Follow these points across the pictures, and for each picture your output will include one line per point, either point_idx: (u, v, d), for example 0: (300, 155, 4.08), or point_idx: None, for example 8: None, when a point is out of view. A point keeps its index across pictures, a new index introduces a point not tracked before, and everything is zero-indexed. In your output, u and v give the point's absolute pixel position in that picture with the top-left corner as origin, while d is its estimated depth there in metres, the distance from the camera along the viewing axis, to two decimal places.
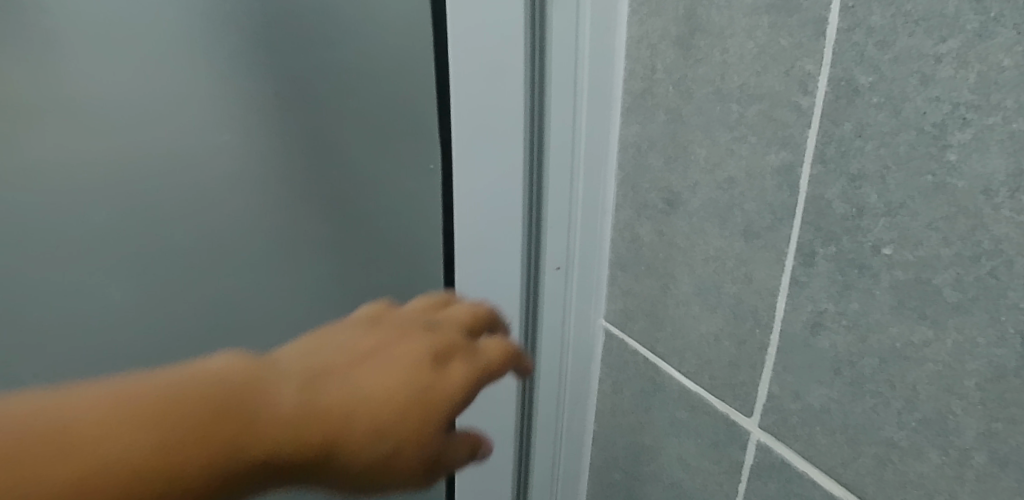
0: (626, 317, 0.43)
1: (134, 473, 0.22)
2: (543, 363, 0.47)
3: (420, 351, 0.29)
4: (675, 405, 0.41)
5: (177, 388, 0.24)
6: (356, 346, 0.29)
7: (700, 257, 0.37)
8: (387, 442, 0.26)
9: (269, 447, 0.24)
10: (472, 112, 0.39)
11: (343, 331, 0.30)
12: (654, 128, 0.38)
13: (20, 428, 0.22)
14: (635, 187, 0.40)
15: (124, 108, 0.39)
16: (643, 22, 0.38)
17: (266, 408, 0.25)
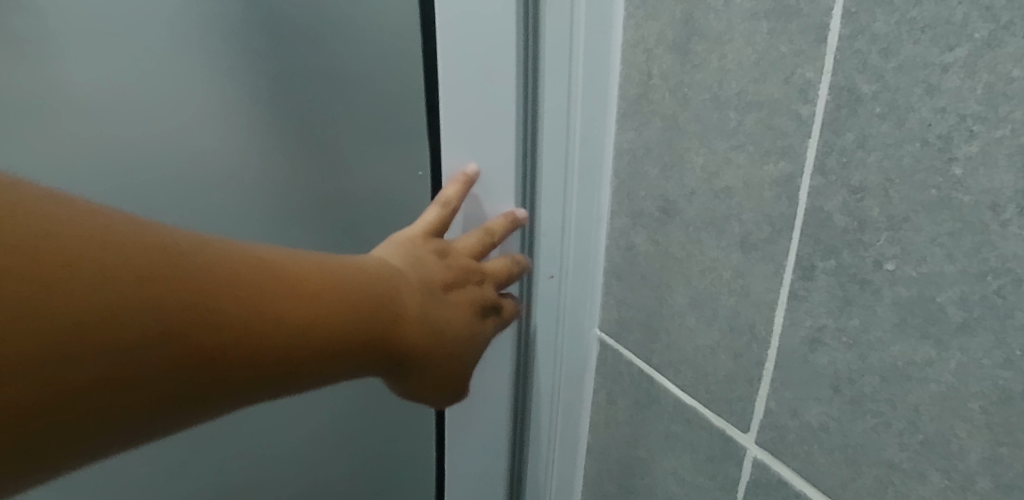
0: (621, 327, 0.42)
1: (288, 344, 0.26)
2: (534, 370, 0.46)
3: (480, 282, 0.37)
4: (670, 418, 0.40)
5: (328, 280, 0.28)
6: (440, 269, 0.35)
7: (697, 267, 0.36)
8: (430, 350, 0.34)
9: (376, 336, 0.30)
10: (466, 115, 0.38)
11: (423, 251, 0.35)
12: (650, 135, 0.37)
13: (211, 276, 0.24)
14: (631, 194, 0.39)
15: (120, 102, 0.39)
16: (639, 26, 0.36)
17: (387, 315, 0.30)
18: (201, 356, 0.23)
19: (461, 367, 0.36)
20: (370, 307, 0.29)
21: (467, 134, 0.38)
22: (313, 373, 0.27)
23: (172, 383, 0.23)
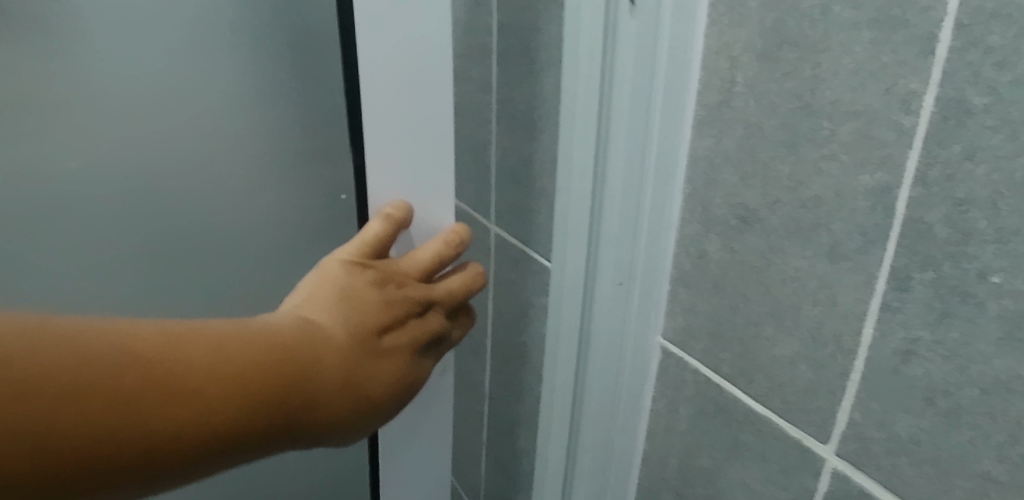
0: (687, 336, 0.42)
1: (194, 413, 0.31)
2: (592, 367, 0.46)
3: (417, 319, 0.44)
4: (740, 427, 0.40)
5: (238, 347, 0.34)
6: (374, 303, 0.41)
7: (777, 276, 0.36)
8: (347, 392, 0.38)
9: (283, 396, 0.35)
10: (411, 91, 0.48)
11: (356, 285, 0.42)
12: (730, 142, 0.37)
13: (108, 361, 0.30)
14: (705, 201, 0.39)
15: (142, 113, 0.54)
16: (723, 33, 0.36)
17: (303, 370, 0.36)
18: (123, 429, 0.30)
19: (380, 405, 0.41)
20: (286, 383, 0.35)
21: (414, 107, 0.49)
22: (219, 439, 0.32)
23: (95, 463, 0.29)
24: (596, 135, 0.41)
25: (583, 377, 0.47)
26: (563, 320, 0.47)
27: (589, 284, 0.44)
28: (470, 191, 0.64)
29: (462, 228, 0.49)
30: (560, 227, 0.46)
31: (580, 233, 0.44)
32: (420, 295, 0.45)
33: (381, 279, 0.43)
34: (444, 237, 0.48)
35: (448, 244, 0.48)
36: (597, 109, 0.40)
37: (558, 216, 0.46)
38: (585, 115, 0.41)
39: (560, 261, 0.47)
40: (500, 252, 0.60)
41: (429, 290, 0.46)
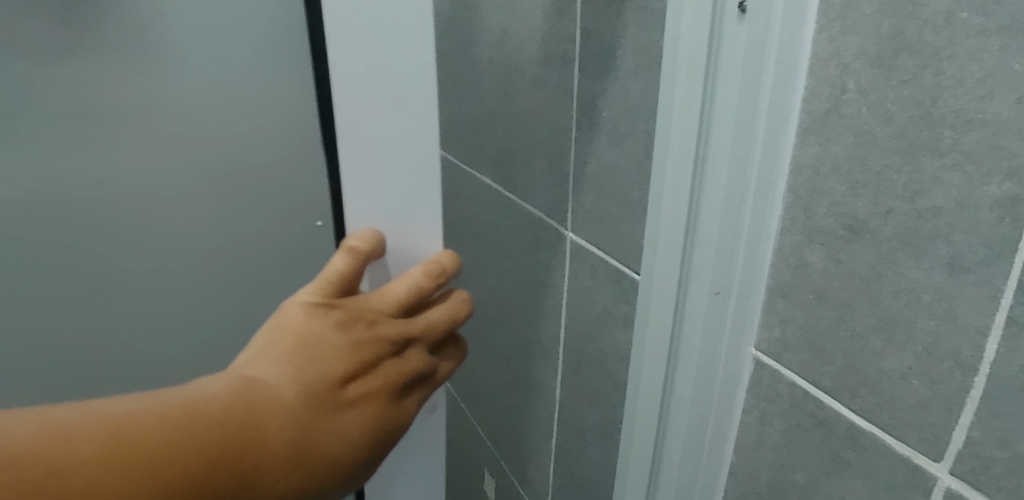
0: (784, 347, 0.41)
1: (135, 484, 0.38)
2: (683, 376, 0.46)
3: (392, 358, 0.49)
4: (840, 443, 0.39)
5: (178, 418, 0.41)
6: (331, 350, 0.46)
7: (888, 288, 0.35)
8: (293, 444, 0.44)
9: (222, 459, 0.41)
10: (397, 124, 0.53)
11: (319, 329, 0.46)
12: (838, 150, 0.36)
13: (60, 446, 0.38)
14: (809, 210, 0.38)
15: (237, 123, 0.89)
16: (834, 39, 0.35)
17: (243, 429, 0.42)
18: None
19: (339, 447, 0.46)
20: (230, 445, 0.42)
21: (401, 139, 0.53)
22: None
23: None
24: (694, 143, 0.41)
25: (672, 385, 0.47)
26: (652, 326, 0.47)
27: (681, 292, 0.44)
28: (546, 198, 0.64)
29: (445, 259, 0.52)
30: (652, 234, 0.46)
31: (673, 240, 0.44)
32: (394, 334, 0.48)
33: (349, 321, 0.47)
34: (424, 267, 0.51)
35: (426, 275, 0.51)
36: (696, 117, 0.40)
37: (653, 222, 0.46)
38: (682, 123, 0.41)
39: (651, 266, 0.47)
40: (578, 258, 0.60)
41: (405, 326, 0.49)
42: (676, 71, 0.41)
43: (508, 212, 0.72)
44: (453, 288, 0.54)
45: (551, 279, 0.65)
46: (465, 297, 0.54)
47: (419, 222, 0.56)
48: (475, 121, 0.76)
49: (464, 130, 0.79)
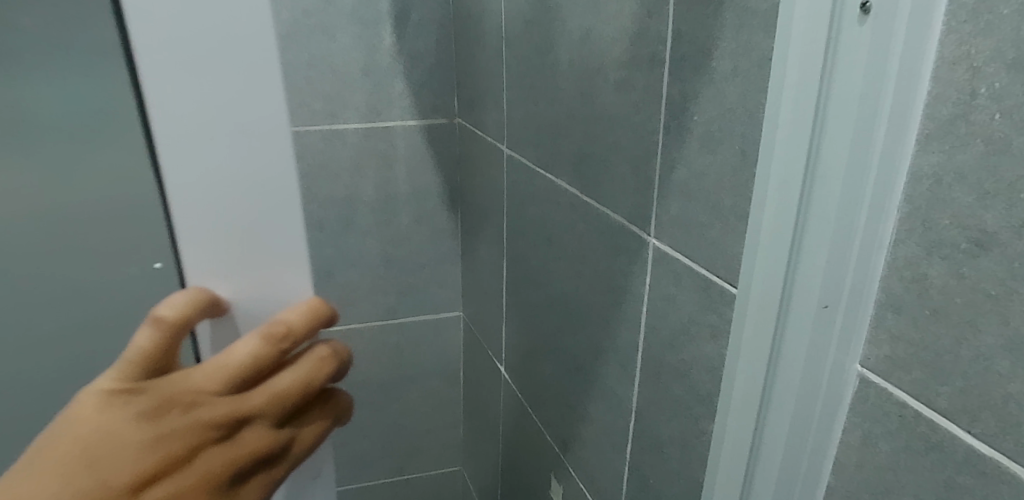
0: (895, 366, 0.39)
1: None
2: (783, 388, 0.44)
3: (220, 444, 0.44)
4: (957, 468, 0.36)
5: None
6: (116, 448, 0.41)
7: (1017, 307, 0.32)
8: None
9: None
10: (236, 147, 0.44)
11: (108, 422, 0.40)
12: (965, 160, 0.34)
13: None
14: (928, 222, 0.36)
15: None
16: (964, 42, 0.33)
17: None
18: None
19: None
20: None
21: (247, 165, 0.44)
22: None
23: None
24: (805, 146, 0.39)
25: (770, 398, 0.45)
26: (748, 337, 0.46)
27: (784, 301, 0.43)
28: (628, 202, 0.63)
29: (295, 321, 0.47)
30: (750, 242, 0.45)
31: (777, 247, 0.43)
32: (217, 417, 0.43)
33: (152, 410, 0.41)
34: (262, 333, 0.45)
35: (267, 342, 0.45)
36: (809, 120, 0.39)
37: (752, 230, 0.44)
38: (791, 127, 0.40)
39: (748, 274, 0.45)
40: (662, 265, 0.59)
41: (240, 404, 0.44)
42: (784, 73, 0.40)
43: (586, 216, 0.71)
44: (318, 340, 0.49)
45: (630, 285, 0.64)
46: (333, 352, 0.49)
47: (285, 264, 0.48)
48: (551, 124, 0.76)
49: (541, 133, 0.79)
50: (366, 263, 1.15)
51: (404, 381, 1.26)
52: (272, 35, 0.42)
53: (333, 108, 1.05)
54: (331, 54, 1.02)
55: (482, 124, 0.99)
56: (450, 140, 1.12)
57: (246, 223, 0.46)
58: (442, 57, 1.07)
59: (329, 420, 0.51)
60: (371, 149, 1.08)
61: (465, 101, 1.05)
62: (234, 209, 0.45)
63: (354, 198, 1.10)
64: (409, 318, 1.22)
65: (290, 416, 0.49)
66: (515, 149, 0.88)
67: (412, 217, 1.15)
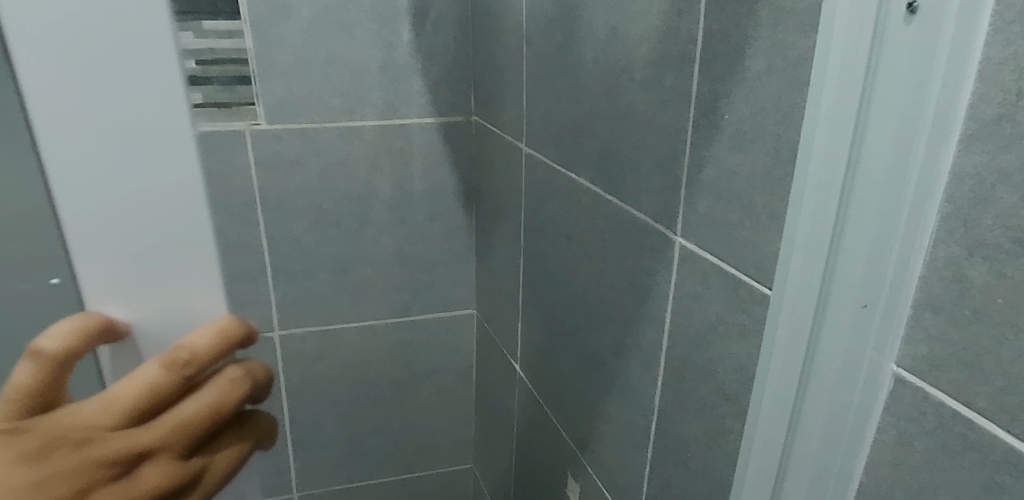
0: (932, 366, 0.39)
1: None
2: (817, 386, 0.45)
3: (108, 488, 0.36)
4: (995, 468, 0.36)
5: None
6: None
7: None
8: None
9: None
10: (121, 139, 0.33)
11: None
12: (1009, 160, 0.33)
13: None
14: (969, 222, 0.36)
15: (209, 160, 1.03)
16: (1010, 40, 0.32)
17: None
18: None
19: None
20: None
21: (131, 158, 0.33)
22: None
23: None
24: (847, 147, 0.40)
25: (805, 395, 0.46)
26: (782, 336, 0.46)
27: (821, 300, 0.43)
28: (654, 201, 0.63)
29: (201, 346, 0.38)
30: (786, 243, 0.45)
31: (814, 248, 0.43)
32: (108, 458, 0.36)
33: (25, 455, 0.35)
34: (160, 361, 0.37)
35: (166, 371, 0.37)
36: (851, 121, 0.39)
37: (789, 230, 0.45)
38: (831, 128, 0.40)
39: (783, 275, 0.46)
40: (688, 263, 0.59)
41: (133, 440, 0.37)
42: (826, 75, 0.40)
43: (610, 215, 0.71)
44: (229, 361, 0.41)
45: (656, 284, 0.64)
46: (246, 372, 0.41)
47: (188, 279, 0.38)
48: (574, 122, 0.76)
49: (562, 131, 0.79)
50: (381, 260, 1.16)
51: (417, 378, 1.26)
52: (170, 17, 0.32)
53: (350, 105, 1.05)
54: (349, 50, 1.02)
55: (500, 122, 0.99)
56: (467, 138, 1.12)
57: (140, 237, 0.35)
58: (460, 54, 1.07)
59: (252, 444, 0.43)
60: (388, 146, 1.08)
61: (482, 99, 1.06)
62: (122, 217, 0.35)
63: (371, 195, 1.11)
64: (423, 315, 1.22)
65: (199, 445, 0.40)
66: (535, 148, 0.88)
67: (427, 215, 1.15)
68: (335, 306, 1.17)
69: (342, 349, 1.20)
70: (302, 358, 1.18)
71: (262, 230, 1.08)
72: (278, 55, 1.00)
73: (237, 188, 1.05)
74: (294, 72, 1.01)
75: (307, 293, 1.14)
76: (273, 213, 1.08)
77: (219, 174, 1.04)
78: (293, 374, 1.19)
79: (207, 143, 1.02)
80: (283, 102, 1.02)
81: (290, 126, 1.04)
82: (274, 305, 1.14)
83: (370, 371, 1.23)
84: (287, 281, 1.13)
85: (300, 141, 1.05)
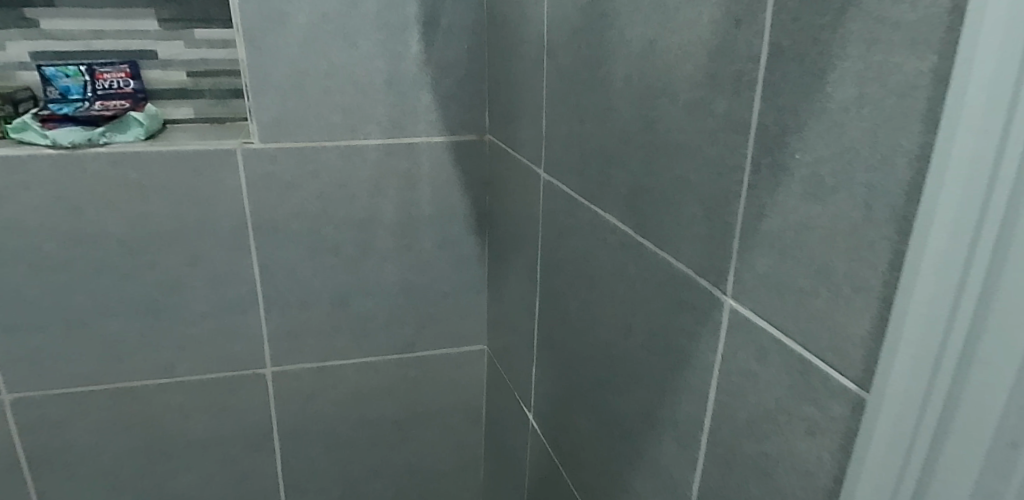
0: None
1: None
2: None
3: None
4: None
5: None
6: None
7: None
8: None
9: None
10: None
11: None
12: None
13: None
14: None
15: (171, 182, 0.92)
16: None
17: None
18: None
19: None
20: None
21: None
22: None
23: None
24: (994, 222, 0.28)
25: None
26: (882, 449, 0.35)
27: (943, 421, 0.32)
28: (697, 252, 0.52)
29: None
30: (890, 339, 0.34)
31: (935, 350, 0.31)
32: None
33: None
34: None
35: None
36: (1002, 186, 0.28)
37: (895, 324, 0.33)
38: (969, 193, 0.29)
39: (884, 379, 0.34)
40: (742, 333, 0.48)
41: None
42: (962, 118, 0.29)
43: (641, 262, 0.61)
44: None
45: (697, 351, 0.53)
46: None
47: None
48: (600, 151, 0.65)
49: (586, 159, 0.68)
50: (384, 292, 1.05)
51: (421, 419, 1.15)
52: None
53: (353, 122, 0.95)
54: (352, 62, 0.92)
55: (516, 144, 0.89)
56: (479, 158, 1.01)
57: None
58: (473, 67, 0.96)
59: None
60: (392, 168, 0.98)
61: (496, 116, 0.95)
62: None
63: (373, 221, 1.00)
64: (428, 351, 1.11)
65: None
66: (555, 176, 0.77)
67: (435, 243, 1.04)
68: (332, 341, 1.06)
69: (339, 387, 1.10)
70: (297, 396, 1.08)
71: (254, 258, 0.98)
72: (273, 67, 0.89)
73: (226, 212, 0.95)
74: (291, 86, 0.91)
75: (302, 326, 1.04)
76: (265, 240, 0.98)
77: (207, 197, 0.94)
78: (287, 414, 1.09)
79: (196, 163, 0.92)
80: (279, 119, 0.92)
81: (287, 145, 0.94)
82: (267, 339, 1.04)
83: (370, 411, 1.13)
84: (281, 313, 1.03)
85: (297, 161, 0.95)
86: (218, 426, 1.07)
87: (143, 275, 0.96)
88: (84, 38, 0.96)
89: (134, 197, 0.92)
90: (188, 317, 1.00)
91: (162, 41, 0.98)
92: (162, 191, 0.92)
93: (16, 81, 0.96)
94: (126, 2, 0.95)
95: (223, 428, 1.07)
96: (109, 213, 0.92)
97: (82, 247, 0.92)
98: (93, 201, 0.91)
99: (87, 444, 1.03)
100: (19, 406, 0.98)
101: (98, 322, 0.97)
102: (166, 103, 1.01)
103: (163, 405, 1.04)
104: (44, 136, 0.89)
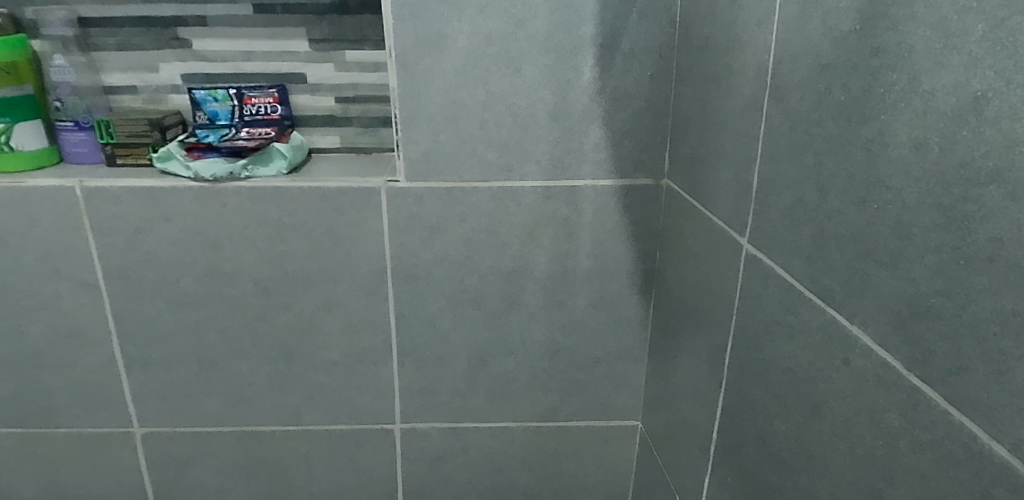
0: None
1: None
2: None
3: None
4: None
5: None
6: None
7: None
8: None
9: None
10: None
11: None
12: None
13: None
14: None
15: (311, 224, 0.82)
16: None
17: None
18: None
19: None
20: None
21: None
22: None
23: None
24: None
25: None
26: None
27: None
28: None
29: None
30: None
31: None
32: None
33: None
34: None
35: None
36: None
37: None
38: None
39: None
40: None
41: None
42: None
43: (918, 417, 0.41)
44: None
45: None
46: None
47: None
48: (851, 241, 0.46)
49: (823, 246, 0.49)
50: (530, 352, 0.91)
51: (561, 495, 1.00)
52: None
53: (508, 160, 0.80)
54: (514, 92, 0.77)
55: (706, 200, 0.71)
56: (653, 207, 0.84)
57: None
58: (656, 98, 0.79)
59: None
60: (551, 214, 0.83)
61: (680, 160, 0.77)
62: None
63: (524, 272, 0.86)
64: (573, 422, 0.96)
65: None
66: (763, 254, 0.58)
67: (592, 301, 0.88)
68: (469, 402, 0.94)
69: (473, 452, 0.97)
70: (425, 457, 0.97)
71: (391, 306, 0.87)
72: (426, 97, 0.77)
73: (366, 255, 0.84)
74: (445, 119, 0.78)
75: (435, 383, 0.92)
76: (403, 288, 0.86)
77: (347, 238, 0.83)
78: (414, 474, 0.98)
79: (337, 201, 0.82)
80: (427, 155, 0.80)
81: (434, 185, 0.81)
82: (398, 395, 0.93)
83: (504, 480, 0.99)
84: (415, 367, 0.91)
85: (444, 203, 0.82)
86: (339, 480, 0.97)
87: (276, 317, 0.87)
88: (234, 59, 0.89)
89: (270, 238, 0.83)
90: (318, 366, 0.90)
91: (312, 63, 0.90)
92: (299, 232, 0.83)
93: (167, 105, 0.91)
94: (278, 19, 0.87)
95: (344, 483, 0.98)
96: (245, 254, 0.83)
97: (215, 288, 0.85)
98: (229, 240, 0.83)
99: (210, 485, 0.97)
100: (149, 440, 0.93)
101: (229, 363, 0.89)
102: (313, 131, 0.93)
103: (287, 454, 0.96)
104: (188, 168, 0.82)
